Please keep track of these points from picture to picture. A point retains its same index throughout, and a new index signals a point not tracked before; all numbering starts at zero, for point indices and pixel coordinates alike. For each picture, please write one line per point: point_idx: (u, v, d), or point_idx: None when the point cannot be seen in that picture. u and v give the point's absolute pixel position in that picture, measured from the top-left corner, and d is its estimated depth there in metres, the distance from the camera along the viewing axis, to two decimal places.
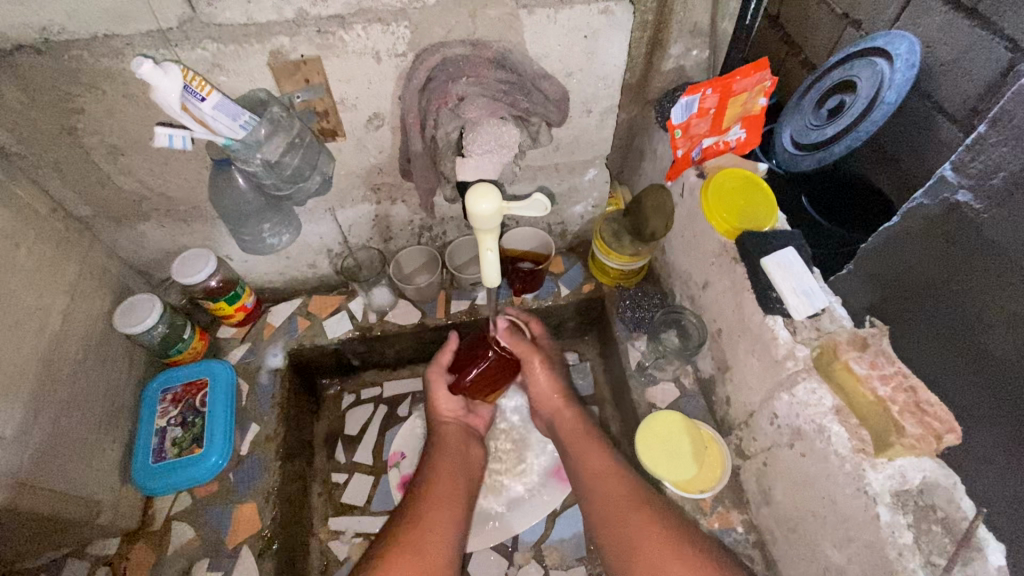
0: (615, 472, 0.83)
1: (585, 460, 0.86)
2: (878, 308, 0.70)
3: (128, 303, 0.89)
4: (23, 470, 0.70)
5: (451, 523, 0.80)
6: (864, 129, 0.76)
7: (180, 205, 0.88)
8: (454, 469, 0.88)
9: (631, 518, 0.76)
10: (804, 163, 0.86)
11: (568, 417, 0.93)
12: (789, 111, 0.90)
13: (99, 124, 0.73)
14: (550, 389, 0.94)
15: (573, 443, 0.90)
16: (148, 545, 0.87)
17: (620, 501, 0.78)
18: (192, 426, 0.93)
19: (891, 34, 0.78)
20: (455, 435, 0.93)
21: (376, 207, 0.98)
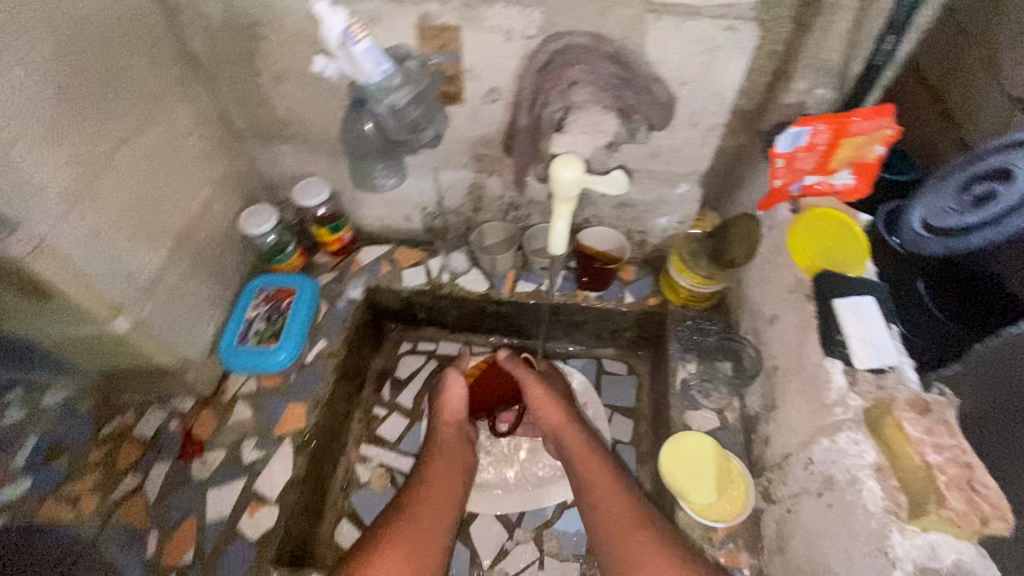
0: (619, 487, 0.85)
1: (588, 476, 0.87)
2: (987, 414, 0.60)
3: (253, 209, 1.04)
4: (146, 312, 0.85)
5: (441, 528, 0.83)
6: (995, 218, 0.60)
7: (314, 135, 1.02)
8: (447, 475, 0.90)
9: (635, 535, 0.77)
10: (931, 247, 0.67)
11: (573, 437, 0.93)
12: (930, 179, 0.68)
13: (273, 52, 0.87)
14: (549, 406, 0.97)
15: (579, 459, 0.90)
16: (213, 414, 1.00)
17: (619, 517, 0.80)
18: (274, 322, 1.06)
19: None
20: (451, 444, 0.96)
21: (474, 176, 1.06)
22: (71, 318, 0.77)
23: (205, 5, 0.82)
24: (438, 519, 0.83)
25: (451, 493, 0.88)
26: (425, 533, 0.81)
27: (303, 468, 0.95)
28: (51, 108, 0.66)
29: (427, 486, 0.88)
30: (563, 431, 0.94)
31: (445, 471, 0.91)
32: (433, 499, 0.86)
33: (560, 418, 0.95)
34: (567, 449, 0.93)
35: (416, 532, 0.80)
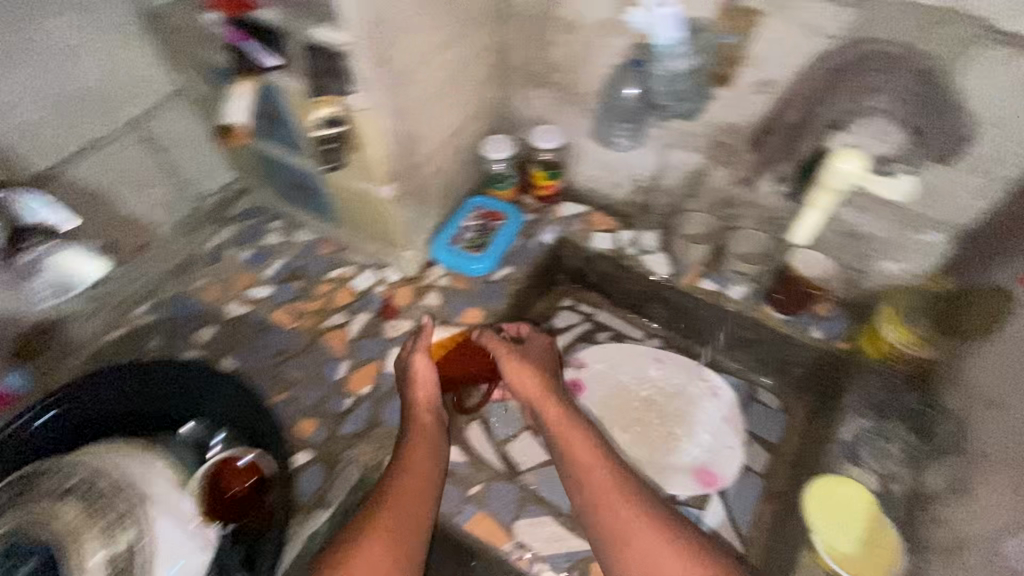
0: (603, 469, 0.88)
1: (579, 461, 0.89)
2: None
3: (497, 137, 1.18)
4: (411, 187, 1.04)
5: (422, 507, 0.83)
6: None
7: (572, 87, 1.11)
8: (424, 461, 0.88)
9: (634, 523, 0.82)
10: None
11: (552, 408, 0.96)
12: None
13: (575, 3, 0.97)
14: (530, 375, 0.99)
15: (558, 431, 0.93)
16: (409, 290, 1.18)
17: (613, 498, 0.84)
18: (483, 236, 1.21)
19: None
20: (427, 425, 0.93)
21: (701, 164, 1.07)
22: (363, 173, 0.97)
23: None
24: (420, 502, 0.83)
25: (430, 474, 0.87)
26: (408, 527, 0.81)
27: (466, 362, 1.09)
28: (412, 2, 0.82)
29: (401, 480, 0.85)
30: (546, 407, 0.96)
31: (423, 457, 0.88)
32: (412, 488, 0.84)
33: (539, 387, 0.98)
34: (551, 427, 0.94)
35: (404, 509, 0.82)
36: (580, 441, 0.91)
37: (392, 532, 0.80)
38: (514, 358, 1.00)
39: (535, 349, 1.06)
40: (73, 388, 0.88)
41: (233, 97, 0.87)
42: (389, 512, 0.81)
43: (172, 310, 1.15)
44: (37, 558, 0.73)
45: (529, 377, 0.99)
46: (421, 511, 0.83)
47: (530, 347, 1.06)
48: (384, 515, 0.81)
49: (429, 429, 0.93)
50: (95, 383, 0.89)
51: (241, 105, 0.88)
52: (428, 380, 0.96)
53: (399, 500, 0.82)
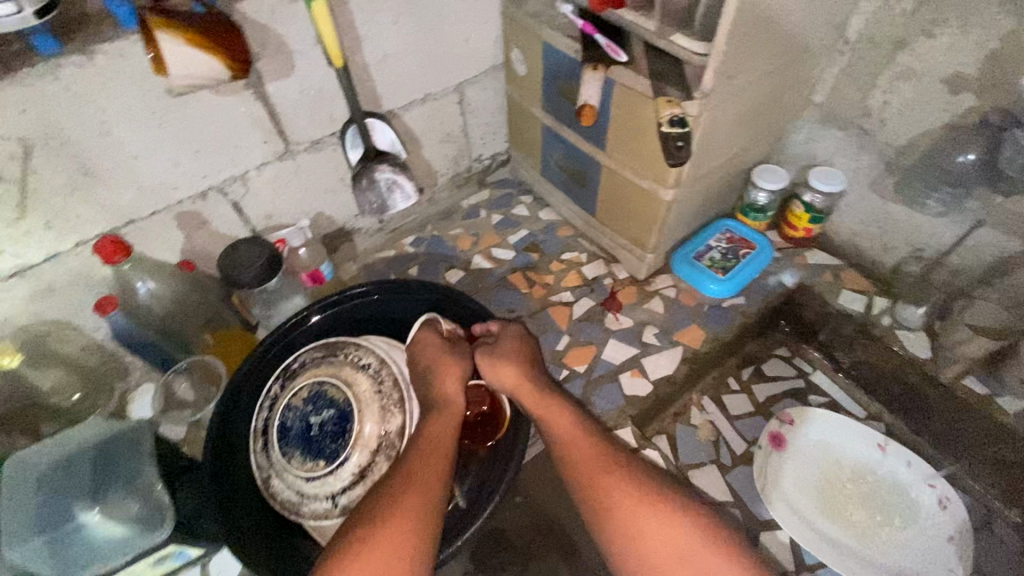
0: (610, 473, 0.78)
1: (580, 470, 0.79)
2: None
3: (773, 167, 1.16)
4: (680, 200, 1.05)
5: (428, 516, 0.72)
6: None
7: (878, 137, 1.05)
8: (445, 436, 0.80)
9: (665, 535, 0.72)
10: None
11: (530, 393, 0.86)
12: None
13: (925, 52, 0.91)
14: (509, 370, 0.87)
15: (543, 418, 0.84)
16: (637, 291, 1.22)
17: (640, 506, 0.74)
18: (727, 261, 1.19)
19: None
20: (447, 417, 0.82)
21: (1020, 252, 0.95)
22: (658, 175, 1.00)
23: None
24: (438, 468, 0.76)
25: (438, 474, 0.75)
26: (428, 507, 0.72)
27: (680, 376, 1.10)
28: (769, 25, 0.83)
29: (419, 454, 0.77)
30: (533, 398, 0.85)
31: (440, 425, 0.81)
32: (428, 461, 0.76)
33: (520, 370, 0.87)
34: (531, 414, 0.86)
35: (422, 482, 0.74)
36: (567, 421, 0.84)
37: (396, 548, 0.68)
38: (489, 355, 0.89)
39: (511, 337, 0.93)
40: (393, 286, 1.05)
41: (582, 83, 0.95)
42: (409, 485, 0.74)
43: (431, 247, 1.33)
44: (333, 410, 0.86)
45: (500, 362, 0.88)
46: (414, 526, 0.70)
47: (502, 335, 0.94)
48: (405, 487, 0.73)
49: (455, 424, 0.82)
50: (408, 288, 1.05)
51: (592, 90, 0.95)
52: (460, 372, 0.87)
53: (397, 512, 0.71)
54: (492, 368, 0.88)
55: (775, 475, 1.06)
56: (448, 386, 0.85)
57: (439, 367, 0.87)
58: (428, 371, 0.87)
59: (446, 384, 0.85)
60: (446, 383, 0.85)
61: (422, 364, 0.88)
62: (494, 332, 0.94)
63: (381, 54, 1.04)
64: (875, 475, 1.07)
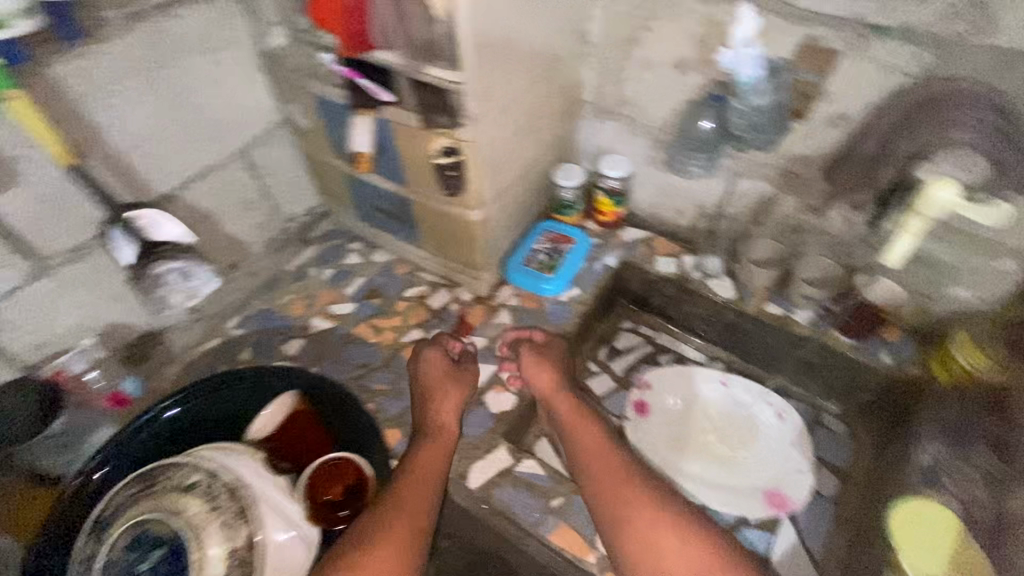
0: (624, 479, 0.92)
1: (591, 468, 0.95)
2: None
3: (567, 167, 1.26)
4: (488, 214, 1.08)
5: (425, 515, 0.85)
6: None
7: (642, 120, 1.18)
8: (434, 460, 0.92)
9: (663, 533, 0.86)
10: None
11: (561, 404, 1.04)
12: None
13: (652, 43, 1.05)
14: (546, 380, 1.05)
15: (571, 426, 1.02)
16: (483, 309, 1.23)
17: (643, 512, 0.88)
18: (555, 259, 1.26)
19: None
20: (443, 434, 0.97)
21: (770, 192, 1.12)
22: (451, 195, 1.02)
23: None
24: (432, 483, 0.89)
25: (439, 476, 0.90)
26: (418, 519, 0.83)
27: None
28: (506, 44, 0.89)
29: (413, 472, 0.89)
30: (559, 408, 1.04)
31: (433, 450, 0.93)
32: (432, 469, 0.90)
33: (552, 381, 1.05)
34: (562, 420, 1.03)
35: (421, 488, 0.87)
36: (586, 438, 0.99)
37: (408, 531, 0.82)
38: (534, 359, 1.07)
39: (553, 353, 1.10)
40: (193, 388, 0.98)
41: (354, 129, 1.00)
42: (395, 504, 0.84)
43: (262, 323, 1.23)
44: (163, 548, 0.79)
45: (539, 377, 1.06)
46: (407, 530, 0.82)
47: (543, 348, 1.11)
48: (403, 492, 0.86)
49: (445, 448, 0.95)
50: (211, 386, 0.98)
51: (363, 136, 1.00)
52: (462, 387, 1.05)
53: (400, 512, 0.83)
54: (537, 378, 1.06)
55: (647, 440, 1.16)
56: (445, 404, 1.00)
57: (439, 393, 1.02)
58: (439, 392, 1.02)
59: (444, 404, 1.00)
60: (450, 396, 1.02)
61: (426, 386, 1.03)
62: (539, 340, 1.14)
63: (130, 138, 0.94)
64: (726, 408, 1.20)
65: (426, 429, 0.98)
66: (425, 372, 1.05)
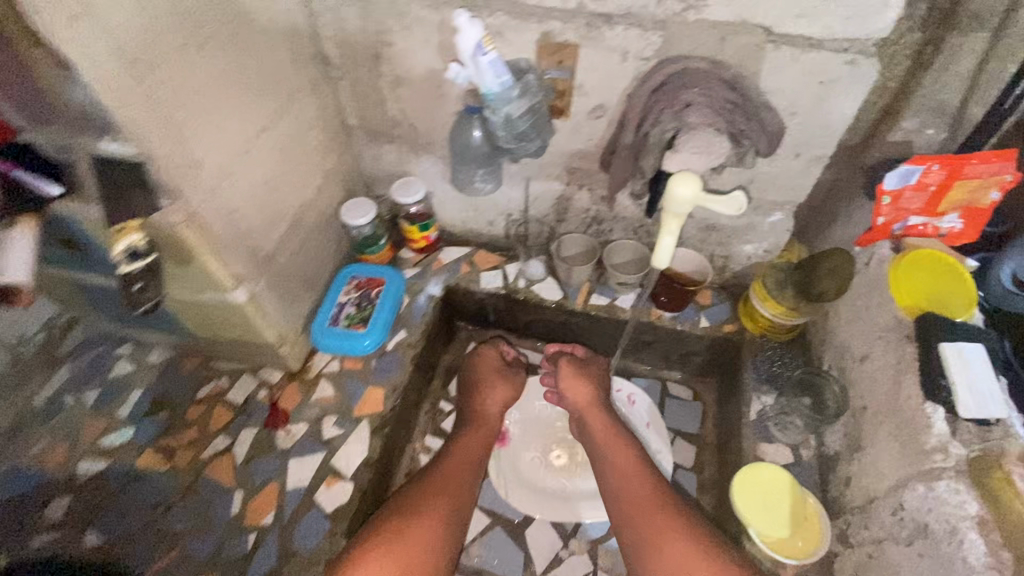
0: (656, 499, 0.89)
1: (620, 471, 0.95)
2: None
3: (355, 201, 1.12)
4: (258, 285, 0.91)
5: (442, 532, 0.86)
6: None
7: (419, 137, 1.08)
8: (462, 472, 0.95)
9: (689, 552, 0.80)
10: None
11: (598, 417, 1.04)
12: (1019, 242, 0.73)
13: (397, 57, 0.94)
14: (583, 393, 1.07)
15: (608, 441, 1.00)
16: (299, 387, 1.07)
17: (675, 536, 0.83)
18: (365, 309, 1.11)
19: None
20: (478, 437, 1.03)
21: (564, 188, 1.09)
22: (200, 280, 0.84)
23: (343, 11, 0.90)
24: (466, 485, 0.94)
25: (458, 501, 0.91)
26: (446, 517, 0.88)
27: (377, 450, 0.99)
28: (203, 99, 0.71)
29: (456, 458, 0.98)
30: (590, 413, 1.05)
31: (476, 441, 1.02)
32: (460, 461, 0.97)
33: (590, 394, 1.06)
34: (595, 436, 1.02)
35: (444, 501, 0.90)
36: (617, 445, 0.99)
37: (412, 549, 0.82)
38: (570, 367, 1.09)
39: (593, 374, 1.11)
40: None
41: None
42: (436, 491, 0.90)
43: (9, 489, 0.97)
44: None
45: (574, 390, 1.07)
46: (416, 546, 0.82)
47: (590, 367, 1.12)
48: (436, 486, 0.91)
49: (477, 447, 1.01)
50: None
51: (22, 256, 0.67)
52: (494, 383, 1.11)
53: (422, 518, 0.85)
54: (575, 376, 1.08)
55: (514, 470, 1.10)
56: (485, 393, 1.09)
57: (480, 386, 1.10)
58: (479, 386, 1.10)
59: (488, 403, 1.08)
60: (488, 394, 1.09)
61: (471, 372, 1.13)
62: (578, 354, 1.16)
63: None
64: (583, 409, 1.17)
65: (471, 415, 1.07)
66: (479, 363, 1.14)
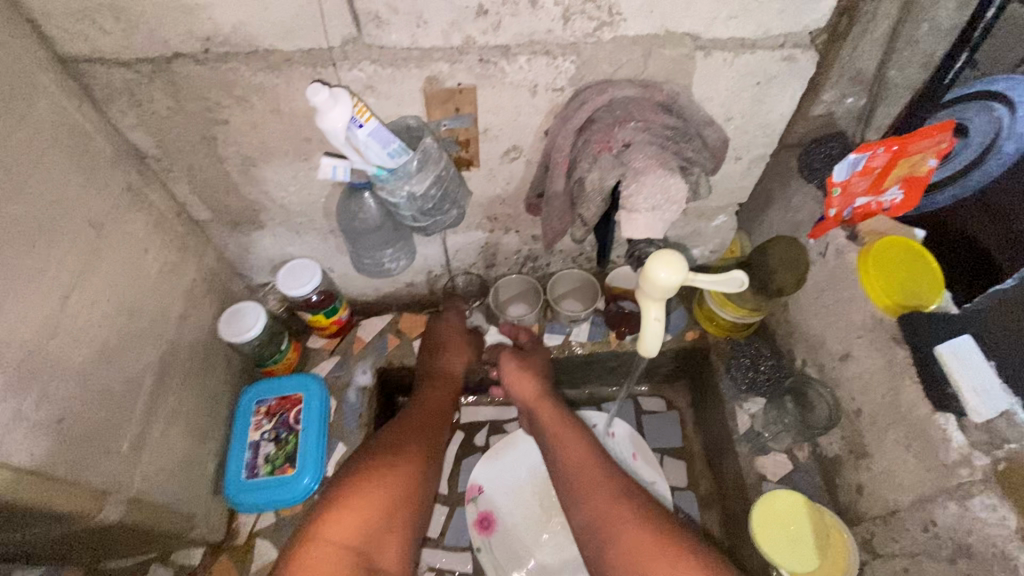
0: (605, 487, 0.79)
1: (567, 455, 0.85)
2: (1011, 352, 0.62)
3: (234, 310, 0.88)
4: (135, 486, 0.67)
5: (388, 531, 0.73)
6: (974, 179, 0.67)
7: (295, 216, 0.86)
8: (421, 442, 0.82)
9: (642, 543, 0.72)
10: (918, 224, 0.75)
11: (548, 408, 0.91)
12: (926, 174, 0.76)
13: (239, 136, 0.71)
14: (529, 381, 0.94)
15: (553, 427, 0.89)
16: (231, 559, 0.86)
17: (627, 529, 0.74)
18: (285, 443, 0.88)
19: (1014, 76, 0.63)
20: (439, 400, 0.91)
21: (487, 235, 0.93)
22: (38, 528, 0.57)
23: (144, 90, 0.65)
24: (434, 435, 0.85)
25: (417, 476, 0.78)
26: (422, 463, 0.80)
27: None
28: None
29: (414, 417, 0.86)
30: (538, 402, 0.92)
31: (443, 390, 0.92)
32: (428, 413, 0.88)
33: (537, 386, 0.94)
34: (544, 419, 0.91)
35: (399, 480, 0.76)
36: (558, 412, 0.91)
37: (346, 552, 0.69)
38: (513, 359, 0.96)
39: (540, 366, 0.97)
40: None
41: None
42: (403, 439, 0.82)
43: None
44: None
45: (522, 378, 0.94)
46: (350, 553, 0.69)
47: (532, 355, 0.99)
48: (408, 429, 0.83)
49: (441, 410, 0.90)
50: None
51: None
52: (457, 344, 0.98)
53: (371, 500, 0.73)
54: (521, 364, 0.96)
55: (505, 558, 0.98)
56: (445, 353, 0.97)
57: (437, 344, 0.98)
58: (436, 344, 0.98)
59: (444, 360, 0.96)
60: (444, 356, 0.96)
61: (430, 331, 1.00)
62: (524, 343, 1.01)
63: None
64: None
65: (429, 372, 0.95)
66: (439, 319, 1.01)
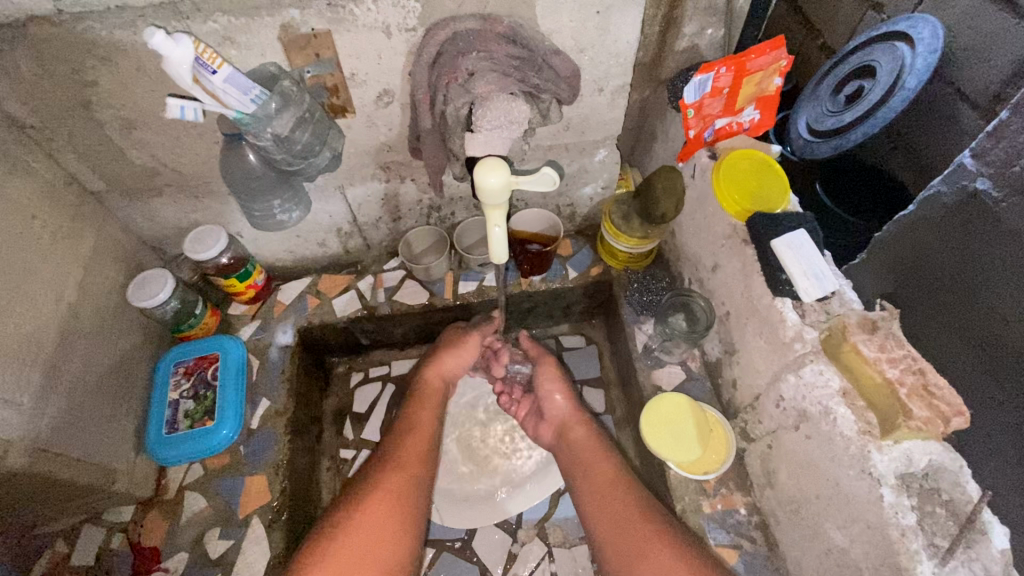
0: (617, 489, 0.82)
1: (593, 472, 0.86)
2: (906, 296, 0.70)
3: (143, 278, 0.90)
4: (42, 438, 0.72)
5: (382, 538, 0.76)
6: (880, 116, 0.78)
7: (191, 180, 0.89)
8: (413, 451, 0.86)
9: (640, 533, 0.76)
10: (819, 150, 0.88)
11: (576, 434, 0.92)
12: (806, 99, 0.93)
13: (112, 97, 0.74)
14: (561, 398, 0.97)
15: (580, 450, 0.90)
16: (161, 513, 0.90)
17: (633, 524, 0.77)
18: (204, 399, 0.95)
19: (912, 18, 0.79)
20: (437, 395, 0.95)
21: (385, 185, 0.97)
22: None
23: (6, 57, 0.66)
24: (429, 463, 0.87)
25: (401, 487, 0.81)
26: (414, 463, 0.85)
27: (281, 544, 0.87)
28: None
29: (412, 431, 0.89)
30: (572, 423, 0.94)
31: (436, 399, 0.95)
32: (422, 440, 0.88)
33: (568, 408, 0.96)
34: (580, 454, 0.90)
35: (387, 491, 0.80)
36: (580, 426, 0.93)
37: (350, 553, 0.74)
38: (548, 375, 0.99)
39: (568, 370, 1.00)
40: None
41: None
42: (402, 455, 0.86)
43: None
44: None
45: (557, 393, 0.97)
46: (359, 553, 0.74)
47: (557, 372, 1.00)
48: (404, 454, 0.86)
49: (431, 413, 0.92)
50: None
51: None
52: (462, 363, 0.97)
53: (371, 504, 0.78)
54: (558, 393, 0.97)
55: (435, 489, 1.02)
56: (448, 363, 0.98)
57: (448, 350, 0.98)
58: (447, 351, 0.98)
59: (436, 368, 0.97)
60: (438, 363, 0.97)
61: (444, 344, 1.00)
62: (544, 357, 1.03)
63: None
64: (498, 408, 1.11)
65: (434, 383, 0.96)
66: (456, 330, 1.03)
